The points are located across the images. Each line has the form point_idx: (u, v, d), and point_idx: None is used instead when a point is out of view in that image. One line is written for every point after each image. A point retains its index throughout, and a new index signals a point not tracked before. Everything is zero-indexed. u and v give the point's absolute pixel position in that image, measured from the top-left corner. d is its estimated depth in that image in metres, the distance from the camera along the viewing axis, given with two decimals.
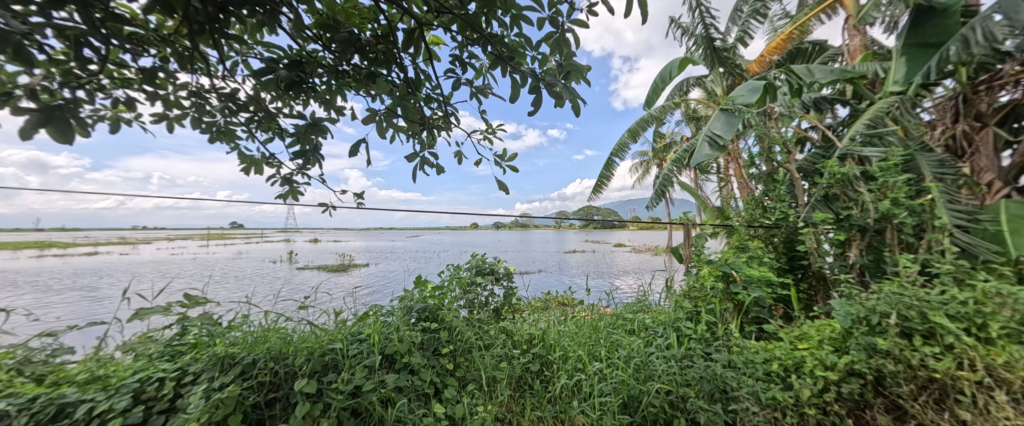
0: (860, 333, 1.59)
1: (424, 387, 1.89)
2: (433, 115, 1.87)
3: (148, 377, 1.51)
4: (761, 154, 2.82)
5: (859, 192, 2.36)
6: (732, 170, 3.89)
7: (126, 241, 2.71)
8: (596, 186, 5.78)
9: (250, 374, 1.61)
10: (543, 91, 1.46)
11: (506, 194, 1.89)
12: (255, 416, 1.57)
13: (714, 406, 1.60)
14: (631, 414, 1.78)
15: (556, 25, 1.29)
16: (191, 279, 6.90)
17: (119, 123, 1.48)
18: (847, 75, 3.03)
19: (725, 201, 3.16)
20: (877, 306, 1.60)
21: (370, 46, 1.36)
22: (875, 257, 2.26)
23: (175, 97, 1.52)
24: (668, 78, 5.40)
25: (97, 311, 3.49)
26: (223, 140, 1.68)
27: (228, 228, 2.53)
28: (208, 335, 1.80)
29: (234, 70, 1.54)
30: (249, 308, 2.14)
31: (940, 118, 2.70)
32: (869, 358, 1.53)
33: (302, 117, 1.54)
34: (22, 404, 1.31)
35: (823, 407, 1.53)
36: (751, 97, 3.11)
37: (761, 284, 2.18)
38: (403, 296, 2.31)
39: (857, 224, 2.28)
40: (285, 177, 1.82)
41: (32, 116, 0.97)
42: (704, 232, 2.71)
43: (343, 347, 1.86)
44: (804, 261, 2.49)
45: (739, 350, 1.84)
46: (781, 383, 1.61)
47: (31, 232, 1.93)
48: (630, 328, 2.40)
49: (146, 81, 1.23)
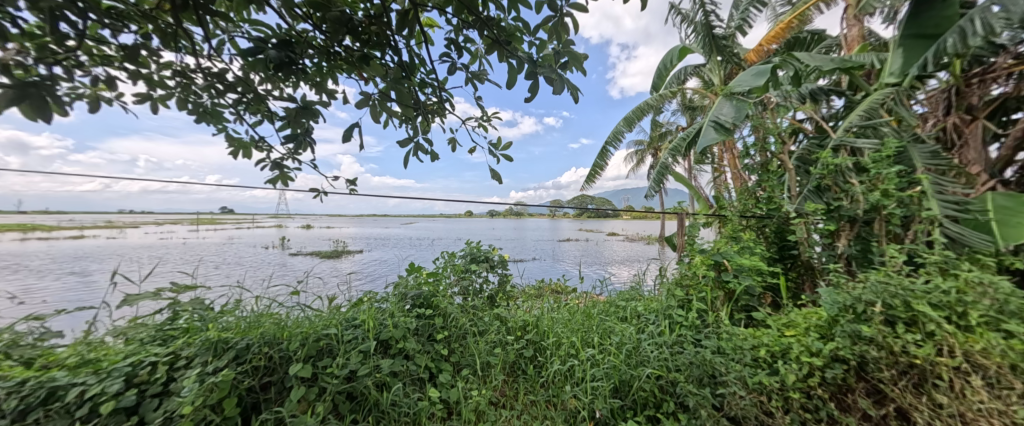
0: (846, 321, 1.64)
1: (419, 372, 1.90)
2: (427, 100, 1.84)
3: (141, 362, 1.50)
4: (756, 145, 2.87)
5: (850, 183, 2.39)
6: (727, 160, 3.93)
7: (113, 226, 2.68)
8: (591, 175, 5.80)
9: (244, 358, 1.61)
10: (539, 77, 1.45)
11: (498, 182, 1.88)
12: (249, 400, 1.58)
13: (703, 391, 1.63)
14: (622, 398, 1.82)
15: (554, 8, 1.27)
16: (181, 264, 6.87)
17: (100, 102, 1.44)
18: (846, 65, 2.99)
19: (719, 191, 3.25)
20: (863, 294, 1.63)
21: (363, 27, 1.32)
22: (863, 247, 2.29)
23: (159, 76, 1.47)
24: (668, 66, 5.39)
25: (81, 295, 3.43)
26: (210, 122, 1.64)
27: (220, 213, 2.50)
28: (200, 320, 1.78)
29: (221, 49, 1.49)
30: (241, 292, 2.14)
31: (932, 111, 2.74)
32: (853, 345, 1.57)
33: (293, 100, 1.52)
34: (11, 388, 1.31)
35: (807, 391, 1.57)
36: (756, 82, 3.08)
37: (752, 272, 2.22)
38: (398, 283, 2.32)
39: (847, 214, 2.31)
40: (276, 161, 1.79)
41: (6, 91, 0.94)
42: (698, 222, 2.75)
43: (338, 332, 1.86)
44: (794, 251, 2.54)
45: (728, 336, 1.88)
46: (769, 369, 1.65)
47: (12, 215, 1.89)
48: (622, 316, 2.46)
49: (128, 59, 1.19)
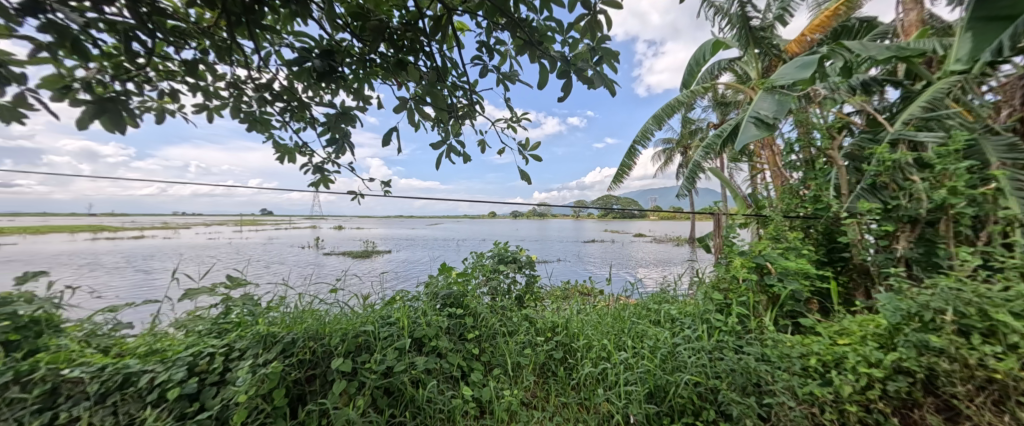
0: (910, 330, 1.51)
1: (452, 370, 1.94)
2: (458, 103, 1.87)
3: (200, 352, 1.61)
4: (800, 141, 2.71)
5: (910, 180, 2.21)
6: (766, 157, 3.73)
7: (167, 227, 2.91)
8: (618, 176, 5.70)
9: (291, 352, 1.70)
10: (573, 75, 1.44)
11: (529, 183, 1.88)
12: (296, 391, 1.66)
13: (748, 399, 1.54)
14: (657, 404, 1.77)
15: (587, 6, 1.25)
16: (229, 262, 7.37)
17: (164, 114, 1.58)
18: (904, 52, 2.73)
19: (757, 190, 3.10)
20: (930, 302, 1.50)
21: (399, 34, 1.37)
22: (926, 250, 2.11)
23: (214, 88, 1.59)
24: (701, 60, 5.18)
25: (141, 289, 3.74)
26: (260, 130, 1.76)
27: (263, 215, 2.67)
28: (250, 315, 1.90)
29: (268, 60, 1.60)
30: (285, 289, 2.28)
31: (1007, 100, 2.49)
32: (919, 355, 1.45)
33: (333, 106, 1.59)
34: (94, 373, 1.46)
35: (865, 404, 1.46)
36: (802, 72, 2.86)
37: (798, 276, 2.10)
38: (429, 282, 2.38)
39: (907, 215, 2.14)
40: (318, 165, 1.91)
41: (88, 107, 1.05)
42: (735, 222, 2.64)
43: (375, 329, 1.93)
44: (845, 253, 2.37)
45: (773, 343, 1.79)
46: (820, 379, 1.55)
47: (84, 217, 2.11)
48: (655, 319, 2.39)
49: (188, 73, 1.29)
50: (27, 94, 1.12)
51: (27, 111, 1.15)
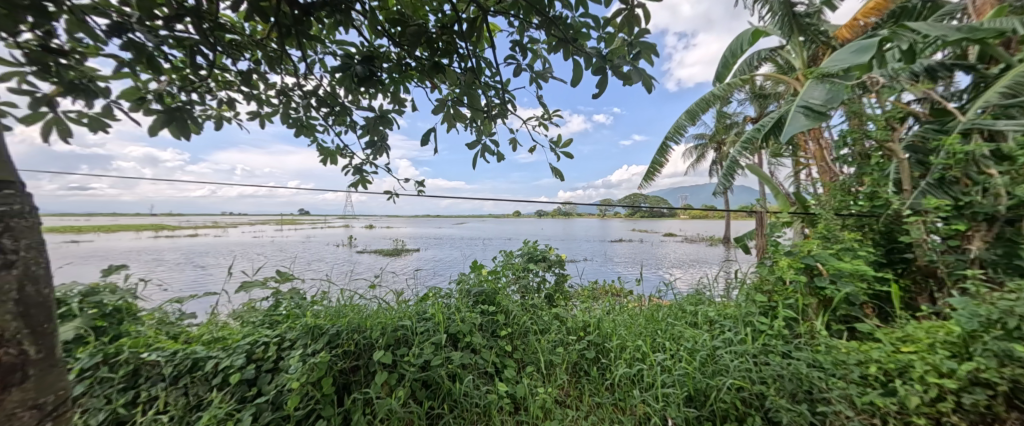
0: (991, 338, 1.37)
1: (486, 366, 1.97)
2: (491, 103, 1.89)
3: (256, 341, 1.74)
4: (854, 133, 2.53)
5: (986, 174, 2.00)
6: (814, 151, 3.50)
7: (219, 226, 3.14)
8: (649, 173, 5.54)
9: (336, 343, 1.79)
10: (609, 71, 1.43)
11: (562, 181, 1.87)
12: (342, 380, 1.75)
13: (799, 407, 1.46)
14: (697, 407, 1.71)
15: (625, 1, 1.23)
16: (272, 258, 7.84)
17: (222, 121, 1.71)
18: (979, 33, 2.47)
19: (804, 186, 2.91)
20: (1014, 308, 1.35)
21: (436, 37, 1.40)
22: (1006, 251, 1.91)
23: (266, 95, 1.70)
24: (739, 51, 4.94)
25: (196, 283, 4.05)
26: (306, 134, 1.87)
27: (305, 213, 2.82)
28: (298, 308, 2.02)
29: (314, 68, 1.69)
30: (327, 285, 2.40)
31: None
32: (1001, 367, 1.31)
33: (372, 109, 1.66)
34: (167, 357, 1.61)
35: (935, 417, 1.35)
36: (858, 58, 2.65)
37: (853, 278, 1.97)
38: (461, 280, 2.44)
39: (982, 212, 1.94)
40: (358, 166, 1.99)
41: (159, 116, 1.15)
42: (778, 221, 2.50)
43: (412, 324, 1.99)
44: (908, 254, 2.19)
45: (826, 349, 1.69)
46: (882, 388, 1.45)
47: (149, 216, 2.32)
48: (692, 321, 2.31)
49: (244, 82, 1.39)
50: (112, 106, 1.25)
51: (111, 121, 1.28)
